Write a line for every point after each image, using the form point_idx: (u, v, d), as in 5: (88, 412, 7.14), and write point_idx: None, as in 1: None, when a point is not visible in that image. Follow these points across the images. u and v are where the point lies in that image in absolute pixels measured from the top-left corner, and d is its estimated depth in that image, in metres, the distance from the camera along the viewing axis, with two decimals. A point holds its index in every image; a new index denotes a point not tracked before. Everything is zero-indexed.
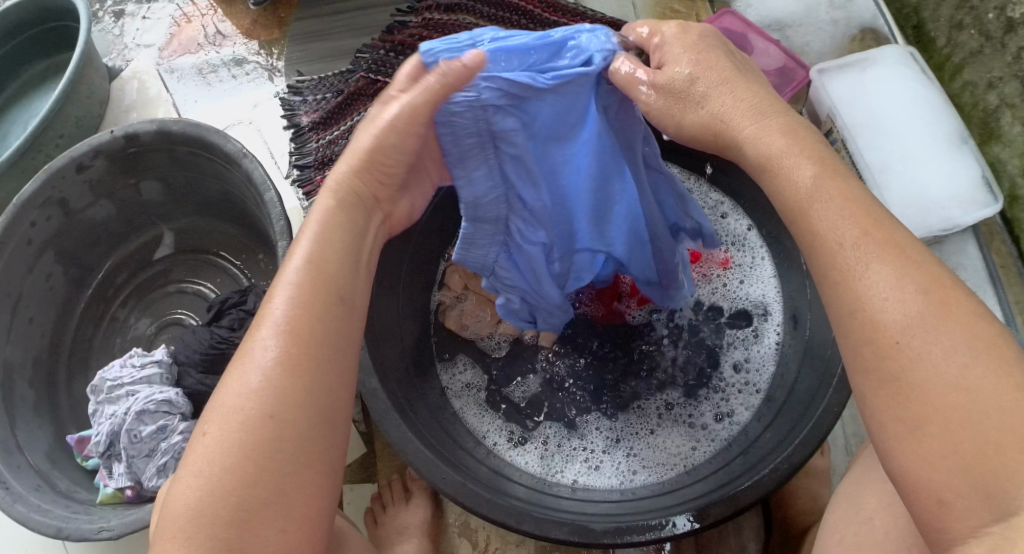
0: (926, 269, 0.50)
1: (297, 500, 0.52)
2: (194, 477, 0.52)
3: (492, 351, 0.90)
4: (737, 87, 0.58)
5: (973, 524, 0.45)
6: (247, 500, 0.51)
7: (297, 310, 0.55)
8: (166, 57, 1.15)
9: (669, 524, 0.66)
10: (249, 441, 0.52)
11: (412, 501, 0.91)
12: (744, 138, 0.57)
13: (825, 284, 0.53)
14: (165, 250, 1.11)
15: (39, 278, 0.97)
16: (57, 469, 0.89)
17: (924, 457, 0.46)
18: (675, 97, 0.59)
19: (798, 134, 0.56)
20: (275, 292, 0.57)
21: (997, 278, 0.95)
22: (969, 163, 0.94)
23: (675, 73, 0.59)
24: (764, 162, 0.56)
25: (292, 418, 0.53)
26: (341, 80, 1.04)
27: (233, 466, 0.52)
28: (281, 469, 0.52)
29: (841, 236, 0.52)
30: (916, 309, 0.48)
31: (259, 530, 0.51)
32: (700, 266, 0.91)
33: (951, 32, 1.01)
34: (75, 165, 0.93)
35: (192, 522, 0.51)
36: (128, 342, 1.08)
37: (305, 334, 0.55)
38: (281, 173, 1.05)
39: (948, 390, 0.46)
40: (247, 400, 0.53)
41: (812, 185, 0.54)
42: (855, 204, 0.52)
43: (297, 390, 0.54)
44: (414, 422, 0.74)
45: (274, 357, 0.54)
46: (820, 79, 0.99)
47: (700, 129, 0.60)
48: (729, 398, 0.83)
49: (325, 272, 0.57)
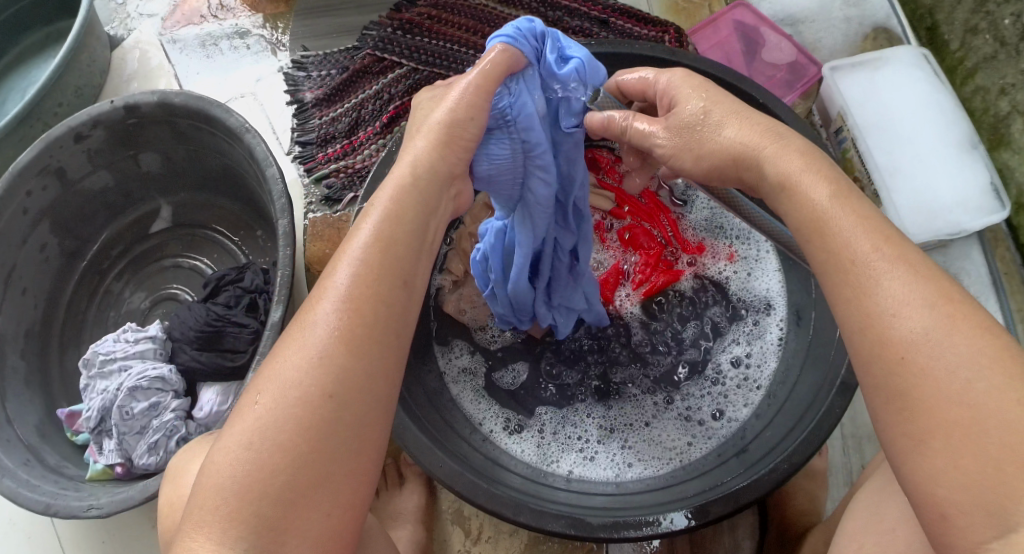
0: (936, 281, 0.48)
1: (341, 489, 0.51)
2: (242, 448, 0.50)
3: (491, 341, 0.89)
4: (750, 114, 0.59)
5: (976, 538, 0.43)
6: (297, 481, 0.49)
7: (361, 285, 0.53)
8: (169, 28, 1.13)
9: (666, 521, 0.65)
10: (305, 416, 0.50)
11: (406, 486, 0.90)
12: (766, 156, 0.56)
13: (835, 298, 0.51)
14: (162, 224, 1.09)
15: (34, 248, 0.96)
16: (46, 443, 0.88)
17: (931, 471, 0.45)
18: (689, 132, 0.60)
19: (815, 162, 0.55)
20: (338, 262, 0.54)
21: (1000, 284, 0.94)
22: (979, 168, 0.93)
23: (685, 111, 0.60)
24: (782, 182, 0.55)
25: (354, 400, 0.51)
26: (346, 57, 1.03)
27: (284, 442, 0.50)
28: (337, 450, 0.51)
29: (854, 251, 0.50)
30: (926, 323, 0.47)
31: (305, 511, 0.49)
32: (706, 258, 0.90)
33: (965, 36, 1.00)
34: (74, 135, 0.91)
35: (238, 495, 0.49)
36: (122, 316, 1.05)
37: (369, 315, 0.53)
38: (281, 149, 1.03)
39: (951, 405, 0.45)
40: (307, 376, 0.51)
41: (828, 204, 0.52)
42: (867, 222, 0.51)
43: (360, 370, 0.52)
44: (414, 409, 0.73)
45: (336, 327, 0.52)
46: (832, 76, 0.98)
47: (718, 152, 0.59)
48: (728, 393, 0.83)
49: (394, 247, 0.55)
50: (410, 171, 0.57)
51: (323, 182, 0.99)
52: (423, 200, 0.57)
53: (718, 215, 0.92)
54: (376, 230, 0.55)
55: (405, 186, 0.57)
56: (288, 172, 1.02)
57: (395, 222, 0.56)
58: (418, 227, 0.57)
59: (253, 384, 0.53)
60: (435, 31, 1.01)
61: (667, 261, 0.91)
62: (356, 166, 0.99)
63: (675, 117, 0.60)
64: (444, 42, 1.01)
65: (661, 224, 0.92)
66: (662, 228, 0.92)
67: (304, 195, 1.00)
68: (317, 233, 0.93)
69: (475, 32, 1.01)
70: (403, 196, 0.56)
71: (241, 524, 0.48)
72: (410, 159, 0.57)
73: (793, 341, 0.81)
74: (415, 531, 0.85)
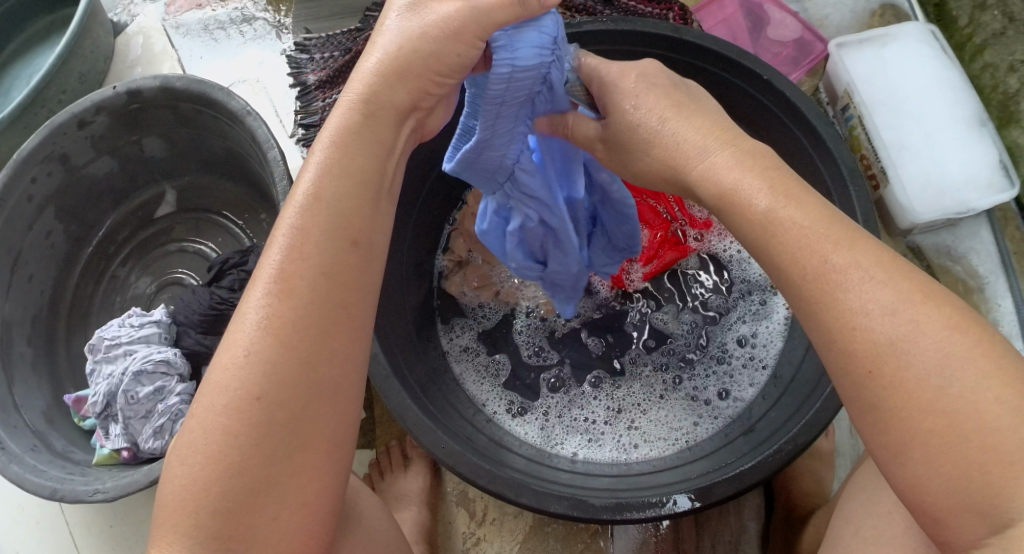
0: (898, 283, 0.47)
1: (286, 495, 0.50)
2: (180, 466, 0.50)
3: (485, 317, 0.89)
4: (681, 124, 0.55)
5: (972, 536, 0.44)
6: (234, 492, 0.49)
7: (293, 268, 0.51)
8: (172, 13, 1.12)
9: (669, 502, 0.64)
10: (233, 425, 0.49)
11: (410, 467, 0.90)
12: (693, 180, 0.54)
13: (801, 302, 0.49)
14: (166, 208, 1.10)
15: (40, 235, 0.96)
16: (54, 429, 0.89)
17: (913, 478, 0.46)
18: (621, 145, 0.59)
19: (747, 161, 0.52)
20: (275, 234, 0.52)
21: (1010, 263, 0.94)
22: (987, 147, 0.91)
23: (622, 118, 0.57)
24: (719, 199, 0.52)
25: (285, 397, 0.50)
26: (350, 39, 1.02)
27: (218, 455, 0.49)
28: (277, 458, 0.50)
29: (806, 269, 0.48)
30: (891, 332, 0.46)
31: (251, 520, 0.49)
32: (712, 234, 0.89)
33: (974, 12, 0.99)
34: (77, 121, 0.91)
35: (179, 511, 0.49)
36: (128, 301, 1.07)
37: (308, 298, 0.50)
38: (285, 132, 1.04)
39: (925, 414, 0.45)
40: (235, 379, 0.50)
41: (765, 216, 0.50)
42: (820, 225, 0.49)
43: (293, 365, 0.50)
44: (416, 389, 0.73)
45: (264, 316, 0.50)
46: (838, 53, 0.97)
47: (653, 172, 0.57)
48: (735, 373, 0.82)
49: (331, 210, 0.52)
50: (353, 111, 0.53)
51: None
52: (372, 146, 0.53)
53: None
54: (315, 189, 0.52)
55: (347, 133, 0.53)
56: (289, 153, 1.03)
57: (335, 182, 0.52)
58: (362, 197, 0.53)
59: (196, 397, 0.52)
60: None
61: (675, 238, 0.89)
62: None
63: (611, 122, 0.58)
64: None
65: (667, 201, 0.89)
66: (669, 205, 0.89)
67: None
68: None
69: None
70: (346, 143, 0.53)
71: (188, 537, 0.49)
72: (353, 94, 0.53)
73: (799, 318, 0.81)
74: (420, 513, 0.86)
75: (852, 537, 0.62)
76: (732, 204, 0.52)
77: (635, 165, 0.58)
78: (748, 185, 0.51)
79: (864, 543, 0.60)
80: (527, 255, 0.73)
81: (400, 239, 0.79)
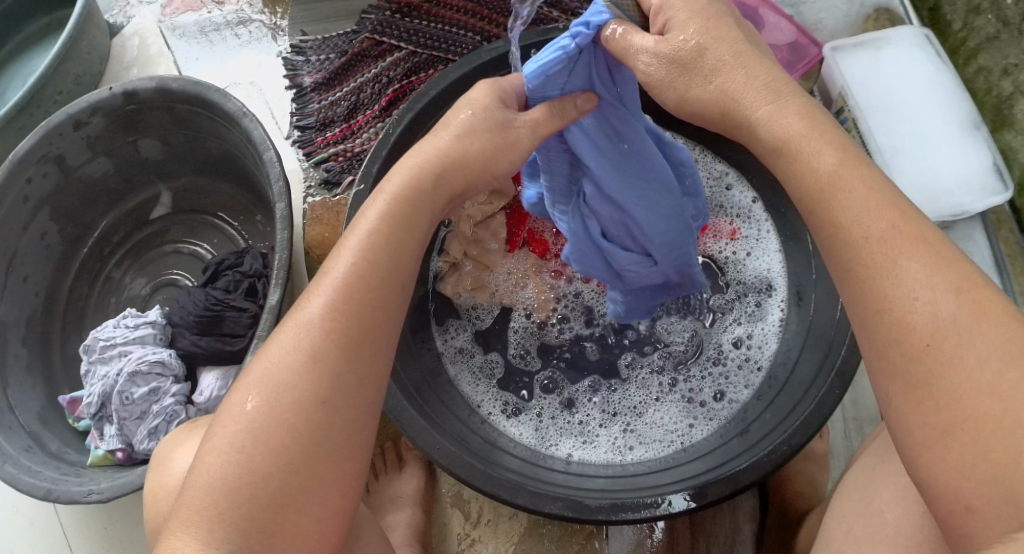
0: (956, 266, 0.47)
1: (330, 495, 0.53)
2: (233, 451, 0.51)
3: (480, 317, 0.89)
4: (748, 61, 0.54)
5: (1000, 529, 0.43)
6: (288, 486, 0.51)
7: (359, 287, 0.55)
8: (168, 15, 1.13)
9: (665, 503, 0.65)
10: (296, 423, 0.52)
11: (405, 468, 0.91)
12: (757, 120, 0.53)
13: (850, 260, 0.50)
14: (162, 209, 1.09)
15: (35, 235, 0.96)
16: (48, 430, 0.89)
17: (954, 463, 0.45)
18: (682, 70, 0.54)
19: (816, 119, 0.53)
20: (337, 256, 0.57)
21: (1003, 265, 0.94)
22: (981, 149, 0.92)
23: (680, 41, 0.54)
24: (781, 145, 0.53)
25: (345, 404, 0.54)
26: (345, 41, 1.02)
27: (277, 446, 0.52)
28: (331, 457, 0.53)
29: (867, 229, 0.49)
30: (953, 310, 0.46)
31: (296, 516, 0.51)
32: (708, 235, 0.90)
33: (967, 16, 0.99)
34: (73, 122, 0.91)
35: (227, 498, 0.50)
36: (123, 303, 1.06)
37: (367, 318, 0.55)
38: (280, 134, 1.03)
39: (980, 396, 0.44)
40: (301, 379, 0.53)
41: (833, 172, 0.51)
42: (881, 194, 0.50)
43: (352, 377, 0.54)
44: (414, 394, 0.73)
45: (326, 331, 0.54)
46: (832, 56, 0.98)
47: (705, 106, 0.55)
48: (729, 374, 0.82)
49: (396, 249, 0.57)
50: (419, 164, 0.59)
51: (322, 166, 1.00)
52: (432, 200, 0.59)
53: (718, 193, 0.90)
54: (379, 228, 0.57)
55: (413, 182, 0.58)
56: (287, 156, 1.02)
57: (401, 223, 0.58)
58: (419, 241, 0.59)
59: (242, 382, 0.55)
60: (434, 13, 0.99)
61: None
62: (355, 149, 0.99)
63: (666, 44, 0.54)
64: (443, 25, 0.98)
65: None
66: None
67: (302, 180, 1.00)
68: (316, 216, 0.92)
69: (476, 14, 0.98)
70: (413, 187, 0.58)
71: (230, 526, 0.50)
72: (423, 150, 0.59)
73: (794, 320, 0.81)
74: (415, 514, 0.86)
75: (844, 536, 0.62)
76: (793, 153, 0.52)
77: (692, 93, 0.55)
78: (818, 140, 0.52)
79: (860, 541, 0.60)
80: (607, 238, 0.72)
81: None
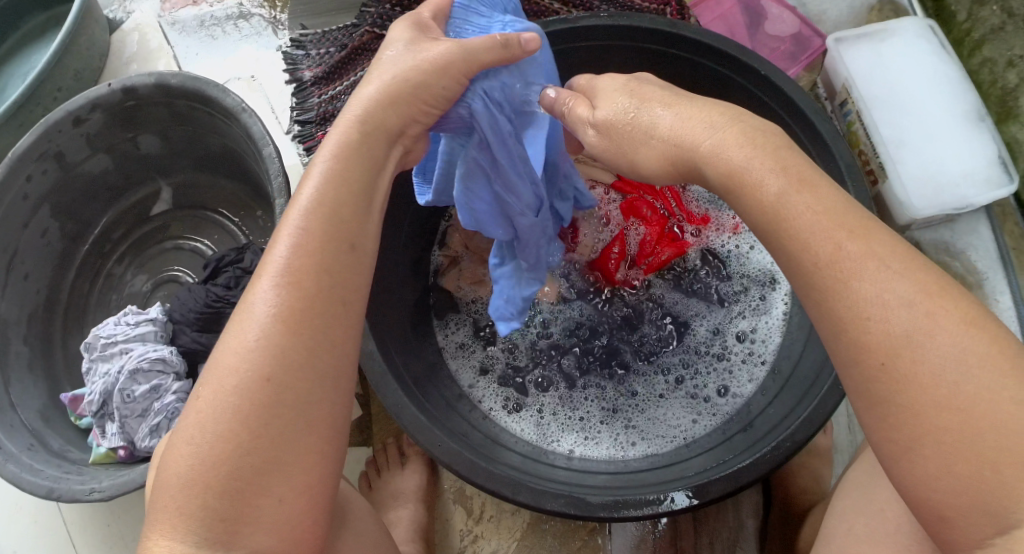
0: (915, 274, 0.46)
1: (292, 471, 0.50)
2: (185, 444, 0.50)
3: (479, 313, 0.89)
4: (681, 107, 0.56)
5: (978, 535, 0.44)
6: (242, 470, 0.49)
7: (302, 260, 0.52)
8: (167, 10, 1.12)
9: (666, 500, 0.64)
10: (244, 406, 0.49)
11: (408, 465, 0.90)
12: (702, 157, 0.53)
13: (805, 293, 0.49)
14: (163, 205, 1.09)
15: (36, 232, 0.96)
16: (49, 427, 0.88)
17: (922, 476, 0.45)
18: (618, 137, 0.58)
19: (758, 141, 0.52)
20: (275, 240, 0.53)
21: (1008, 259, 0.94)
22: (986, 141, 0.91)
23: (613, 108, 0.58)
24: (726, 181, 0.52)
25: (292, 381, 0.50)
26: (345, 34, 1.00)
27: (224, 431, 0.49)
28: (288, 437, 0.50)
29: (816, 256, 0.48)
30: (906, 326, 0.45)
31: (256, 500, 0.49)
32: (712, 229, 0.89)
33: (972, 7, 0.98)
34: (72, 119, 0.90)
35: (184, 492, 0.49)
36: (124, 299, 1.06)
37: (310, 289, 0.51)
38: (281, 129, 1.05)
39: (939, 412, 0.45)
40: (245, 360, 0.50)
41: (777, 200, 0.50)
42: (830, 212, 0.49)
43: (298, 351, 0.50)
44: (418, 395, 0.72)
45: (274, 310, 0.51)
46: (835, 48, 0.96)
47: (656, 156, 0.56)
48: (734, 369, 0.82)
49: (337, 214, 0.53)
50: (359, 128, 0.56)
51: None
52: (366, 158, 0.56)
53: None
54: (317, 195, 0.53)
55: (347, 147, 0.55)
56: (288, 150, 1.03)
57: (338, 185, 0.54)
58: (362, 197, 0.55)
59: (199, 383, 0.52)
60: None
61: (671, 234, 0.89)
62: None
63: (602, 119, 0.59)
64: None
65: (663, 196, 0.90)
66: (665, 201, 0.90)
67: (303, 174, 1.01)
68: None
69: None
70: (347, 152, 0.55)
71: (192, 519, 0.48)
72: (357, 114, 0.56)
73: (798, 314, 0.80)
74: (416, 511, 0.86)
75: (846, 533, 0.61)
76: (740, 181, 0.52)
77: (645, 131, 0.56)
78: (758, 167, 0.51)
79: (860, 540, 0.60)
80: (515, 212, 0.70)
81: (395, 234, 0.78)
